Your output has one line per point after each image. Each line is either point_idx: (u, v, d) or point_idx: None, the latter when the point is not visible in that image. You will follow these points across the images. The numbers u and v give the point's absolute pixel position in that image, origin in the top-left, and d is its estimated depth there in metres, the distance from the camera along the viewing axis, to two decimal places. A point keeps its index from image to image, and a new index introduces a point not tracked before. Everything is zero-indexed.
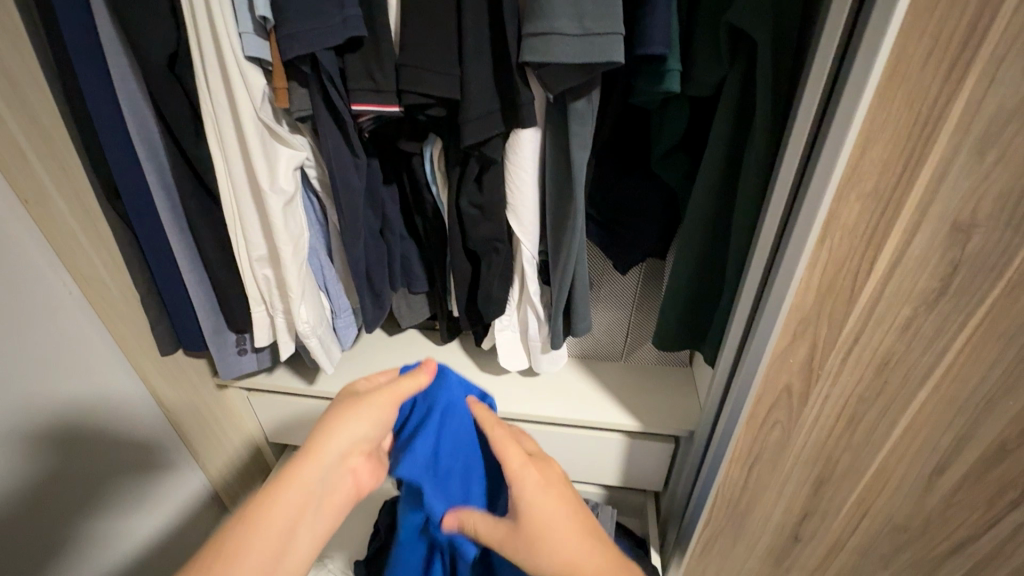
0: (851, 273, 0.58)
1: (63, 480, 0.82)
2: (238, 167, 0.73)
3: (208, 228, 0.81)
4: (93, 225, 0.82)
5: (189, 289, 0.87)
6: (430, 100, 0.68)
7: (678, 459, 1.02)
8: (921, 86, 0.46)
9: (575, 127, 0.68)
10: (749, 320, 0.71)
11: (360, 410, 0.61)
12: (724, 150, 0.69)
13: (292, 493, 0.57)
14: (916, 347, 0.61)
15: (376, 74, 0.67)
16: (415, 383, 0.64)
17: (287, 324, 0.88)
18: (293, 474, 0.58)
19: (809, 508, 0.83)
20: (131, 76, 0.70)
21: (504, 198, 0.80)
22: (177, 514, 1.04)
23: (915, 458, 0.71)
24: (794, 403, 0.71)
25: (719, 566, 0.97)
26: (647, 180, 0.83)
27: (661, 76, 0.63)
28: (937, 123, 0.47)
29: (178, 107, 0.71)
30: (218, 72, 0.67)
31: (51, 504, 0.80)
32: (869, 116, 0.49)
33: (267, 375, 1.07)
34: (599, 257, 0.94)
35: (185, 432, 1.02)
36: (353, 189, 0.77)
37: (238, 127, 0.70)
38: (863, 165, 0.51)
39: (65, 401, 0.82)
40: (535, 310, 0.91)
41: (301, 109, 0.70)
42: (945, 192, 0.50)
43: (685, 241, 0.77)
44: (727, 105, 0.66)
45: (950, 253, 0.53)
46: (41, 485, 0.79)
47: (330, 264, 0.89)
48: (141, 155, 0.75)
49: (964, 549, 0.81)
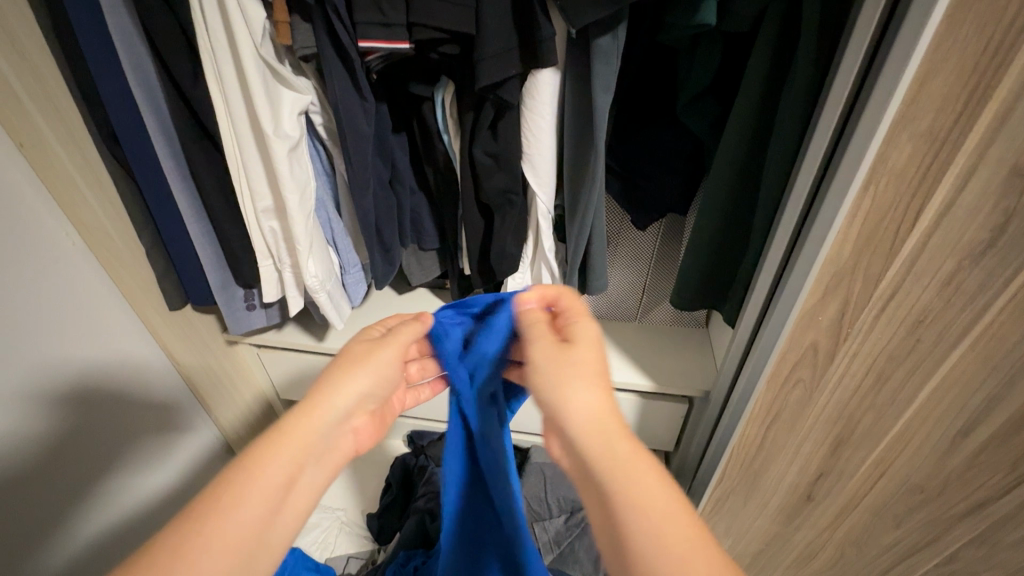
0: (895, 223, 0.54)
1: (83, 434, 0.82)
2: (240, 110, 0.69)
3: (211, 177, 0.78)
4: (95, 175, 0.79)
5: (194, 242, 0.84)
6: (443, 36, 0.63)
7: (691, 419, 1.01)
8: (995, 8, 0.42)
9: (598, 67, 0.64)
10: (776, 278, 0.68)
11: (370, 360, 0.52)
12: (758, 93, 0.64)
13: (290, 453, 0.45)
14: (955, 304, 0.58)
15: (384, 6, 0.61)
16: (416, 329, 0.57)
17: (295, 279, 0.86)
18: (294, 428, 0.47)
19: (825, 467, 0.82)
20: (124, 10, 0.65)
21: (520, 147, 0.75)
22: (193, 467, 1.06)
23: (941, 419, 0.69)
24: (819, 361, 0.69)
25: (728, 523, 0.98)
26: (671, 129, 0.78)
27: (695, 7, 0.58)
28: (1009, 53, 0.43)
29: (176, 45, 0.66)
30: (215, 3, 0.62)
31: (74, 458, 0.81)
32: (931, 46, 0.45)
33: (276, 332, 1.05)
34: (617, 212, 0.91)
35: (197, 387, 1.02)
36: (362, 136, 0.73)
37: (238, 66, 0.66)
38: (919, 102, 0.47)
39: (80, 357, 0.81)
40: (550, 267, 0.87)
41: (305, 46, 0.66)
42: (1008, 133, 0.46)
43: (711, 194, 0.73)
44: (765, 42, 0.61)
45: (1006, 202, 0.49)
46: (66, 441, 0.80)
47: (338, 217, 0.87)
48: (139, 98, 0.71)
49: (980, 511, 0.79)
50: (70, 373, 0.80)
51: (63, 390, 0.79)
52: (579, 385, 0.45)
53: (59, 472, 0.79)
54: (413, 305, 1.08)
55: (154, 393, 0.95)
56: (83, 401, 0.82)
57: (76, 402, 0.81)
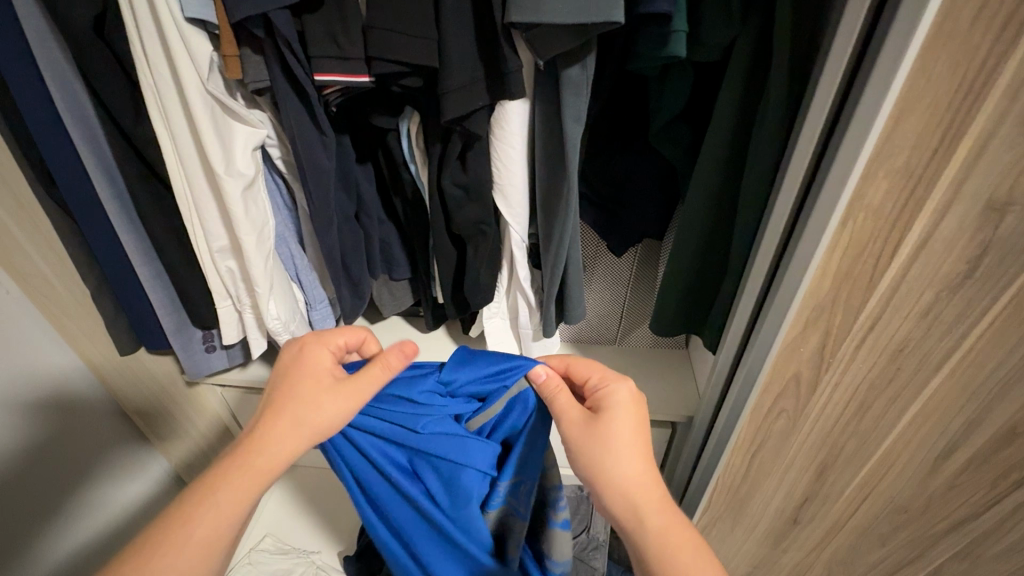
0: (874, 255, 0.53)
1: (25, 465, 0.80)
2: (188, 148, 0.65)
3: (159, 217, 0.73)
4: (30, 219, 0.73)
5: (144, 286, 0.79)
6: (405, 69, 0.60)
7: (675, 443, 0.99)
8: (968, 46, 0.41)
9: (568, 98, 0.61)
10: (756, 308, 0.66)
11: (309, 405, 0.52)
12: (731, 123, 0.63)
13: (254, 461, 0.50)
14: (934, 333, 0.57)
15: (340, 39, 0.59)
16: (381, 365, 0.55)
17: (256, 320, 0.81)
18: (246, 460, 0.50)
19: (811, 491, 0.81)
20: (53, 42, 0.60)
21: (490, 177, 0.73)
22: (148, 514, 1.00)
23: (922, 442, 0.69)
24: (802, 392, 0.68)
25: (716, 549, 0.96)
26: (643, 155, 0.77)
27: (665, 38, 0.56)
28: (981, 90, 0.42)
29: (112, 81, 0.61)
30: (156, 37, 0.57)
31: (27, 477, 0.80)
32: (906, 83, 0.44)
33: (240, 371, 0.98)
34: (593, 238, 0.88)
35: (155, 433, 0.98)
36: (323, 171, 0.68)
37: (185, 103, 0.62)
38: (895, 139, 0.47)
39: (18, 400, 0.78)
40: (526, 296, 0.84)
41: (257, 80, 0.62)
42: (982, 167, 0.45)
43: (686, 222, 0.72)
44: (738, 73, 0.60)
45: (981, 234, 0.49)
46: (19, 459, 0.79)
47: (302, 253, 0.82)
48: (76, 139, 0.65)
49: (962, 528, 0.79)
50: (15, 406, 0.77)
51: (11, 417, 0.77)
52: (622, 426, 0.54)
53: (1, 501, 0.77)
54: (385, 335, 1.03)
55: (108, 429, 0.93)
56: (22, 435, 0.79)
57: (17, 432, 0.78)
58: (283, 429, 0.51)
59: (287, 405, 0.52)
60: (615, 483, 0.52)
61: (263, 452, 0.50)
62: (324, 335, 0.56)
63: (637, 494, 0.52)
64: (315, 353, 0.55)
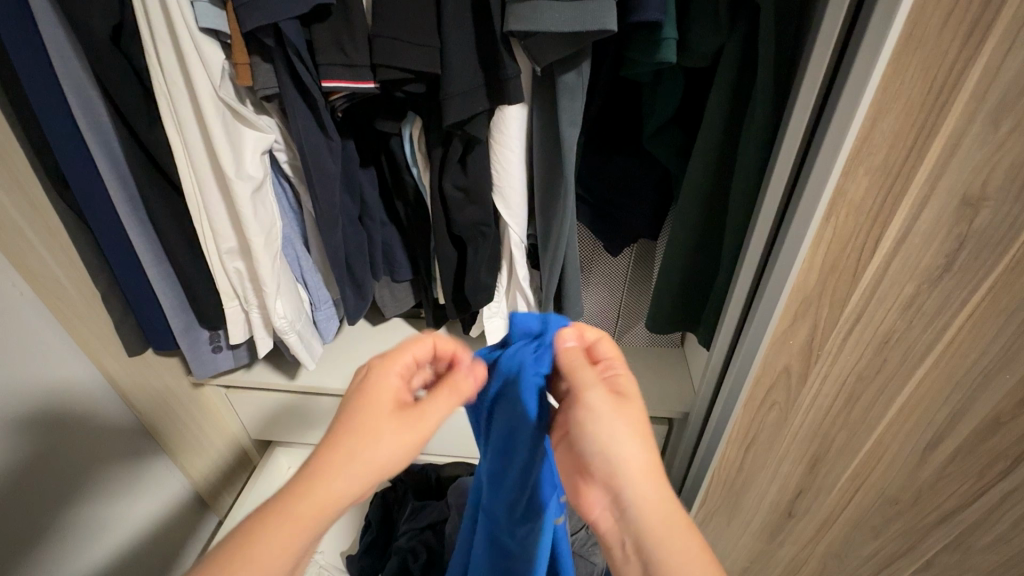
0: (856, 250, 0.56)
1: (55, 462, 0.82)
2: (198, 150, 0.67)
3: (169, 218, 0.75)
4: (44, 221, 0.76)
5: (154, 285, 0.81)
6: (408, 75, 0.62)
7: (672, 440, 1.01)
8: (937, 52, 0.44)
9: (564, 102, 0.64)
10: (747, 304, 0.69)
11: (382, 439, 0.44)
12: (721, 126, 0.66)
13: (309, 514, 0.40)
14: (917, 326, 0.60)
15: (347, 46, 0.61)
16: (451, 399, 0.48)
17: (263, 319, 0.83)
18: (300, 509, 0.40)
19: (804, 484, 0.83)
20: (72, 53, 0.63)
21: (489, 179, 0.75)
22: (155, 523, 1.01)
23: (910, 433, 0.71)
24: (793, 383, 0.70)
25: (714, 543, 0.98)
26: (636, 157, 0.79)
27: (656, 45, 0.59)
28: (951, 92, 0.45)
29: (127, 87, 0.64)
30: (171, 47, 0.60)
31: (56, 475, 0.82)
32: (882, 85, 0.47)
33: (246, 372, 1.01)
34: (589, 239, 0.91)
35: (169, 441, 1.00)
36: (329, 174, 0.71)
37: (197, 109, 0.64)
38: (873, 138, 0.49)
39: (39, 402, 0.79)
40: (525, 296, 0.86)
41: (266, 86, 0.65)
42: (955, 165, 0.48)
43: (679, 222, 0.75)
44: (725, 78, 0.63)
45: (957, 229, 0.52)
46: (49, 455, 0.81)
47: (307, 255, 0.85)
48: (91, 144, 0.68)
49: (952, 519, 0.81)
50: (43, 407, 0.79)
51: (42, 414, 0.79)
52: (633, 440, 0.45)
53: (32, 494, 0.79)
54: (387, 336, 1.05)
55: (133, 437, 0.95)
56: (36, 438, 0.79)
57: (45, 429, 0.80)
58: (352, 461, 0.43)
59: (358, 437, 0.44)
60: (631, 480, 0.43)
61: (328, 498, 0.41)
62: (393, 355, 0.49)
63: (658, 501, 0.43)
64: (379, 379, 0.47)
